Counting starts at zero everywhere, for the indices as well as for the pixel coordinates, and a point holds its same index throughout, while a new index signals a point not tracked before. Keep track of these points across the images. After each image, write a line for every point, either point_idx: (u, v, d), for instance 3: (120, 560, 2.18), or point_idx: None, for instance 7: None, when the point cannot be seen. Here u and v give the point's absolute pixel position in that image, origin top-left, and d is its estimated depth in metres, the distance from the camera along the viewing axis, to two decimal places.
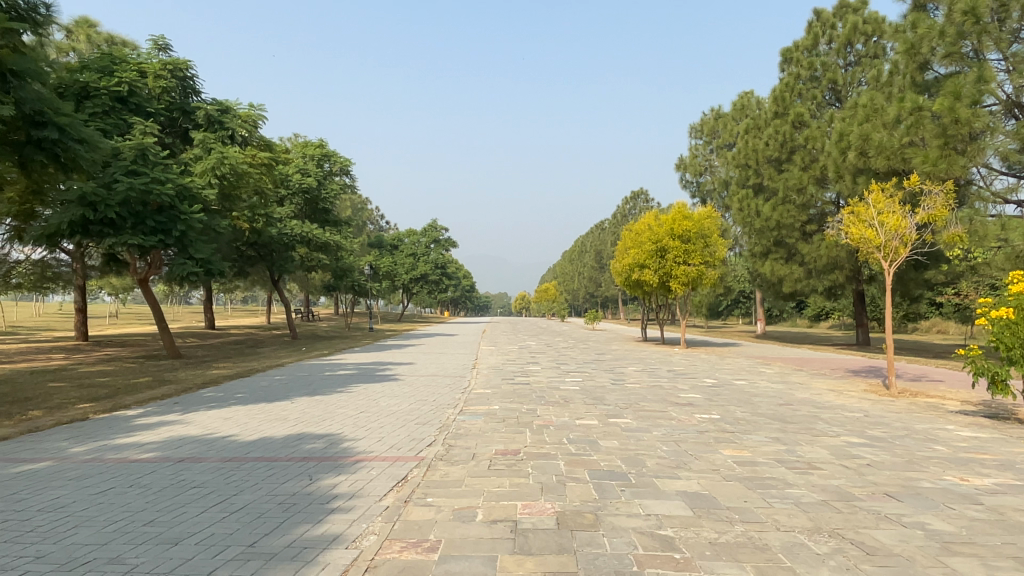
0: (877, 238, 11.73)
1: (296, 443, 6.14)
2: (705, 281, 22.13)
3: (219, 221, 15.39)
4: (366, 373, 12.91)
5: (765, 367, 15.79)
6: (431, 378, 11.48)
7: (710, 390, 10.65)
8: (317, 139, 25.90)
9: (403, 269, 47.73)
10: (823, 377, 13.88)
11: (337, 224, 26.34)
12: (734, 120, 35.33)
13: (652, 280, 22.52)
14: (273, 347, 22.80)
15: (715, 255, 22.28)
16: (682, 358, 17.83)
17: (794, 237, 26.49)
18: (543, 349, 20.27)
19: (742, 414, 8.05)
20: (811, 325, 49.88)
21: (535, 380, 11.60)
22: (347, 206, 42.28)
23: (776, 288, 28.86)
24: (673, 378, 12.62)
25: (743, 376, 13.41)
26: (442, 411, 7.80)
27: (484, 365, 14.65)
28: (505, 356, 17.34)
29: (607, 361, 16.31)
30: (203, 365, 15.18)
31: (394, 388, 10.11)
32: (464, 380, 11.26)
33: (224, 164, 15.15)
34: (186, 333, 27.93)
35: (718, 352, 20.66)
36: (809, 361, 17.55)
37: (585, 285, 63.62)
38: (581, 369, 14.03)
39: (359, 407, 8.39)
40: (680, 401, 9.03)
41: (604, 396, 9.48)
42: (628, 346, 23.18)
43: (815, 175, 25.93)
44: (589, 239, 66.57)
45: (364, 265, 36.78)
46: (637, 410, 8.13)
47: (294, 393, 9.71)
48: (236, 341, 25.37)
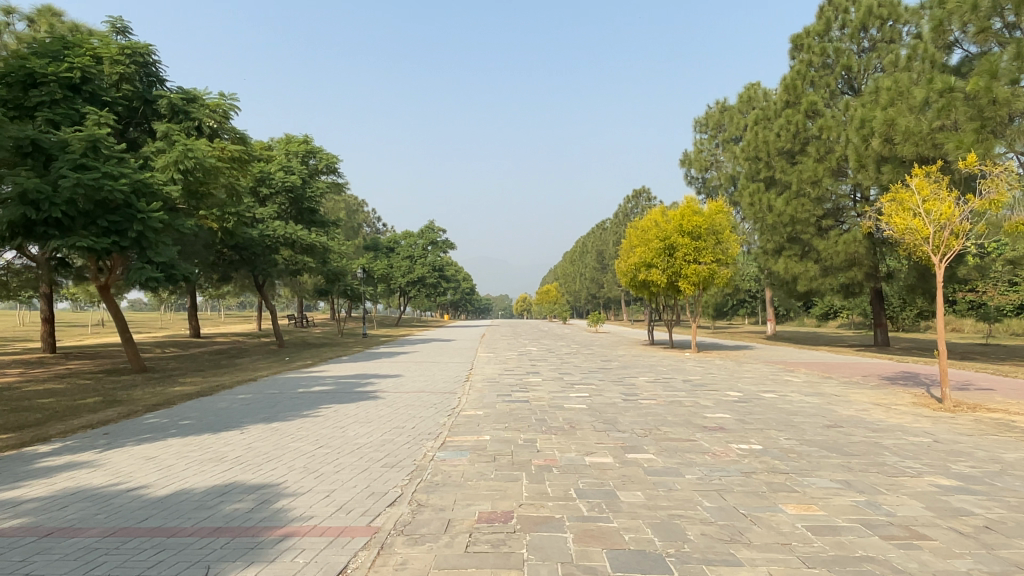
0: (926, 229, 10.23)
1: (217, 502, 4.66)
2: (717, 281, 20.67)
3: (184, 221, 13.99)
4: (345, 389, 11.43)
5: (790, 374, 14.28)
6: (415, 396, 10.01)
7: (739, 408, 9.15)
8: (301, 135, 24.52)
9: (399, 272, 46.18)
10: (859, 386, 12.36)
11: (325, 224, 24.88)
12: (740, 113, 33.87)
13: (660, 280, 21.04)
14: (256, 357, 21.27)
15: (728, 253, 20.82)
16: (697, 365, 16.29)
17: (809, 232, 25.06)
18: (545, 357, 18.74)
19: (790, 443, 6.55)
20: (821, 324, 48.34)
21: (535, 397, 10.09)
22: (340, 207, 40.85)
23: (790, 287, 27.42)
24: (693, 391, 11.10)
25: (770, 388, 11.87)
26: (419, 444, 6.31)
27: (478, 377, 13.13)
28: (503, 365, 15.86)
29: (615, 370, 14.80)
30: (167, 381, 13.69)
31: (370, 412, 8.65)
32: (453, 398, 9.78)
33: (188, 158, 13.66)
34: (167, 343, 26.41)
35: (734, 357, 19.12)
36: (836, 367, 16.00)
37: (588, 286, 62.24)
38: (587, 381, 12.51)
39: (320, 438, 6.88)
40: (709, 425, 7.52)
41: (617, 419, 7.97)
42: (636, 351, 21.62)
43: (830, 166, 24.53)
44: (591, 239, 65.22)
45: (357, 268, 35.31)
46: (660, 439, 6.63)
47: (250, 419, 8.21)
48: (219, 350, 23.87)
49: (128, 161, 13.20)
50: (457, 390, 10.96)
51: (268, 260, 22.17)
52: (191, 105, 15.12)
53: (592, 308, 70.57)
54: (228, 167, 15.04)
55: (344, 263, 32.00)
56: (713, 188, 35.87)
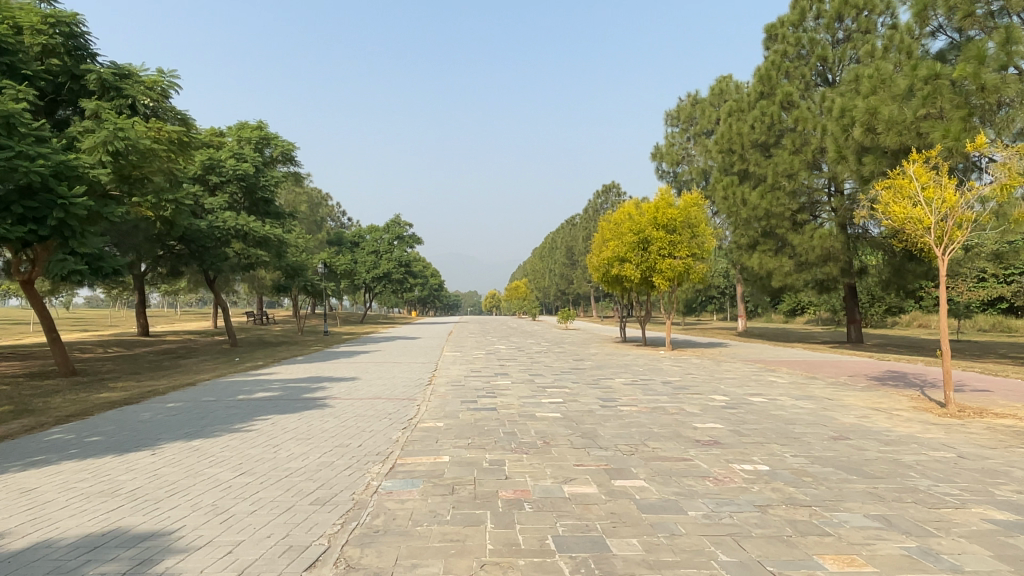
0: (928, 219, 9.46)
1: (81, 563, 3.50)
2: (692, 276, 19.85)
3: (114, 208, 12.63)
4: (291, 395, 10.26)
5: (774, 375, 13.44)
6: (368, 404, 8.93)
7: (730, 415, 8.23)
8: (254, 120, 23.11)
9: (363, 267, 44.71)
10: (848, 388, 11.56)
11: (280, 215, 23.50)
12: (712, 106, 33.21)
13: (634, 275, 20.13)
14: (205, 357, 19.88)
15: (704, 247, 20.01)
16: (675, 365, 15.41)
17: (784, 227, 24.46)
18: (513, 357, 17.72)
19: (800, 463, 5.60)
20: (789, 320, 48.17)
21: (503, 404, 9.05)
22: (300, 200, 39.21)
23: (764, 282, 26.87)
24: (676, 395, 10.16)
25: (757, 390, 10.99)
26: (362, 471, 5.23)
27: (441, 380, 12.03)
28: (468, 366, 14.81)
29: (589, 371, 13.82)
30: (95, 386, 12.30)
31: (314, 424, 7.52)
32: (411, 406, 8.73)
33: (119, 138, 12.29)
34: (112, 342, 24.76)
35: (711, 356, 18.30)
36: (819, 366, 15.24)
37: (557, 282, 61.37)
38: (559, 384, 11.53)
39: (244, 461, 5.72)
40: (702, 438, 6.55)
41: (597, 431, 6.95)
42: (609, 349, 20.69)
43: (806, 159, 23.92)
44: (560, 235, 64.30)
45: (317, 264, 33.85)
46: (649, 459, 5.64)
47: (169, 435, 7.01)
48: (166, 350, 22.37)
49: (49, 140, 11.79)
50: (417, 395, 9.88)
51: (216, 254, 20.83)
52: (124, 82, 13.72)
53: (561, 305, 69.71)
54: (167, 150, 13.70)
55: (303, 258, 30.58)
56: (684, 182, 35.15)
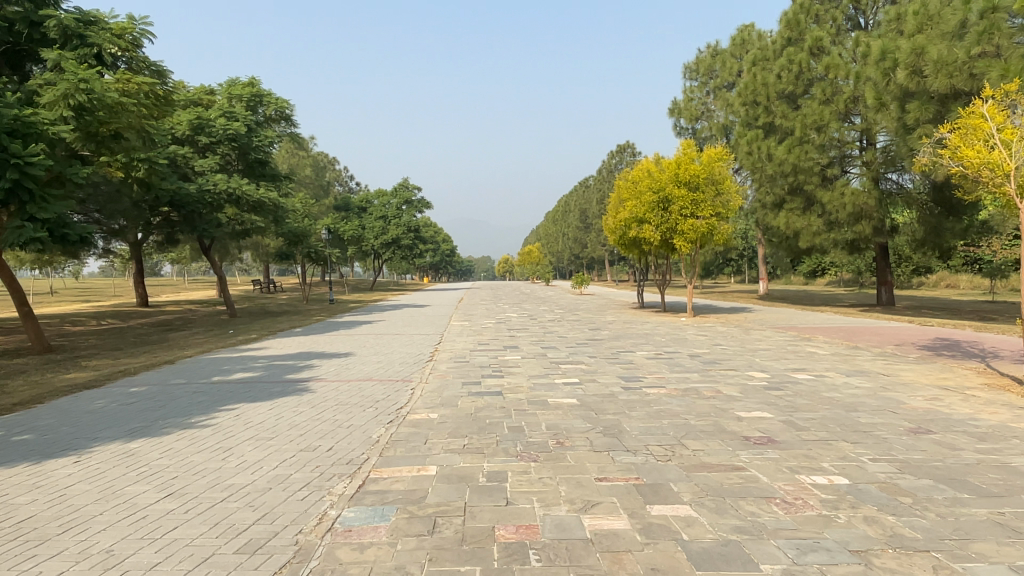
0: (1008, 163, 8.00)
1: None
2: (716, 237, 18.47)
3: (77, 169, 11.40)
4: (273, 376, 9.10)
5: (811, 345, 12.15)
6: (355, 388, 7.74)
7: (776, 398, 6.99)
8: (246, 77, 21.74)
9: (371, 233, 43.50)
10: (900, 360, 10.24)
11: (277, 177, 22.25)
12: (733, 57, 31.33)
13: (653, 237, 18.80)
14: (200, 329, 18.88)
15: (729, 205, 18.53)
16: (700, 334, 14.15)
17: (813, 183, 22.95)
18: (524, 326, 16.52)
19: (885, 474, 4.37)
20: (810, 282, 46.61)
21: (510, 386, 7.86)
22: (304, 164, 37.87)
23: (790, 243, 25.40)
24: (707, 372, 8.91)
25: (798, 364, 9.71)
26: (319, 493, 4.01)
27: (444, 355, 10.87)
28: (475, 338, 13.63)
29: (607, 342, 12.59)
30: (65, 365, 11.21)
31: (286, 415, 6.34)
32: (404, 390, 7.57)
33: (81, 91, 10.97)
34: (109, 313, 23.86)
35: (738, 323, 16.99)
36: (858, 334, 13.92)
37: (570, 246, 59.96)
38: (574, 358, 10.33)
39: (179, 476, 4.52)
40: (752, 435, 5.32)
41: (621, 424, 5.74)
42: (626, 316, 19.45)
43: (837, 110, 22.26)
44: (572, 199, 62.67)
45: (321, 230, 32.67)
46: (692, 469, 4.41)
47: (108, 433, 5.84)
48: (162, 321, 21.40)
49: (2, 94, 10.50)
50: (414, 376, 8.71)
51: (208, 219, 19.70)
52: (89, 28, 12.35)
53: (574, 269, 68.32)
54: (139, 105, 12.40)
55: (307, 223, 29.47)
56: (703, 139, 33.40)
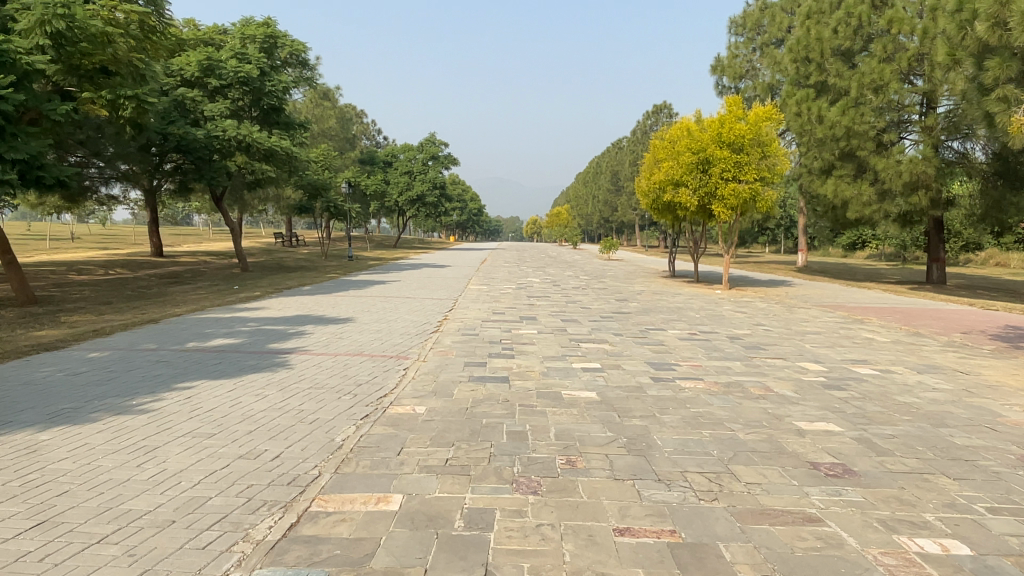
0: None
1: None
2: (759, 204, 16.97)
3: (55, 106, 10.37)
4: (256, 345, 8.05)
5: (865, 329, 10.76)
6: (338, 366, 6.65)
7: (840, 402, 5.73)
8: (262, 17, 20.42)
9: (395, 189, 42.33)
10: (974, 353, 8.84)
11: (291, 125, 21.12)
12: (784, 11, 29.12)
13: (689, 202, 17.42)
14: (206, 282, 17.99)
15: (775, 169, 16.95)
16: (738, 311, 12.80)
17: (867, 149, 21.19)
18: (545, 294, 15.30)
19: (1017, 540, 3.13)
20: (849, 255, 44.53)
21: (519, 370, 6.71)
22: (328, 114, 36.62)
23: (836, 213, 23.71)
24: (751, 361, 7.64)
25: (856, 354, 8.38)
26: (230, 538, 2.91)
27: (451, 326, 9.77)
28: (490, 306, 12.46)
29: (635, 317, 11.38)
30: (42, 319, 10.35)
31: (245, 400, 5.28)
32: (396, 372, 6.47)
33: (59, 18, 9.86)
34: (121, 262, 23.18)
35: (779, 299, 15.59)
36: (916, 317, 12.47)
37: (599, 209, 58.19)
38: (597, 336, 9.13)
39: (68, 492, 3.45)
40: (822, 462, 4.11)
41: (650, 434, 4.57)
42: (656, 286, 18.13)
43: (898, 68, 20.43)
44: (605, 160, 60.61)
45: (342, 183, 31.52)
46: (749, 520, 3.23)
47: (25, 416, 4.82)
48: (171, 273, 20.62)
49: None
50: (412, 352, 7.59)
51: (215, 167, 18.68)
52: None
53: (604, 233, 66.54)
54: (128, 37, 11.29)
55: (327, 175, 28.42)
56: (746, 98, 31.33)
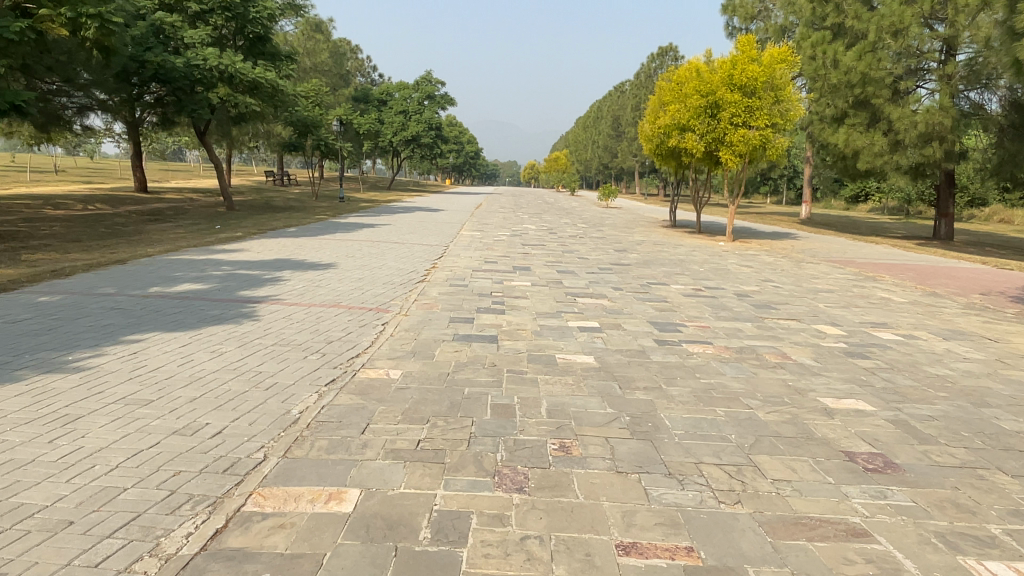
0: None
1: None
2: (769, 152, 16.14)
3: (7, 24, 9.46)
4: (225, 291, 7.40)
5: (879, 288, 10.12)
6: (310, 320, 6.01)
7: (866, 374, 5.12)
8: None
9: (389, 128, 41.02)
10: (998, 318, 8.23)
11: (277, 56, 20.00)
12: None
13: (695, 147, 16.61)
14: (187, 220, 17.22)
15: (788, 115, 16.06)
16: (743, 265, 12.14)
17: (882, 96, 20.29)
18: (540, 243, 14.58)
19: None
20: (852, 208, 43.67)
21: (510, 328, 6.09)
22: (321, 48, 35.12)
23: (845, 164, 22.86)
24: (763, 322, 7.02)
25: (874, 317, 7.75)
26: (133, 554, 2.30)
27: (439, 276, 9.11)
28: (482, 255, 11.78)
29: (636, 269, 10.73)
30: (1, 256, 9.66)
31: (197, 359, 4.65)
32: (374, 327, 5.84)
33: None
34: (102, 197, 22.32)
35: (784, 252, 14.91)
36: (930, 276, 11.82)
37: (600, 154, 56.84)
38: (596, 290, 8.50)
39: None
40: (858, 452, 3.51)
41: (657, 412, 3.96)
42: (656, 237, 17.42)
43: (920, 12, 19.36)
44: (606, 104, 58.96)
45: (334, 120, 30.34)
46: (782, 534, 2.63)
47: None
48: (152, 210, 19.80)
49: None
50: (394, 305, 6.94)
51: (197, 98, 17.61)
52: None
53: (603, 179, 65.25)
54: None
55: (317, 112, 27.30)
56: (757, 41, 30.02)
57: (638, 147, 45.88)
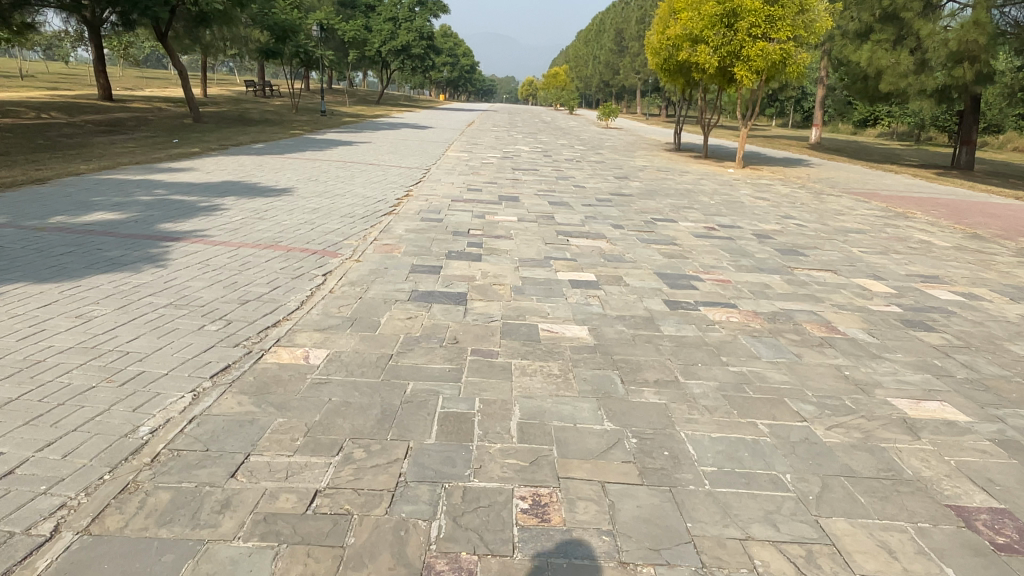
0: None
1: None
2: (788, 69, 14.55)
3: None
4: (143, 221, 6.09)
5: (914, 228, 8.87)
6: (230, 267, 4.74)
7: (939, 357, 3.94)
8: None
9: (377, 36, 38.37)
10: None
11: None
12: None
13: (708, 62, 14.97)
14: (145, 133, 15.63)
15: (813, 27, 14.39)
16: (758, 197, 10.82)
17: (913, 10, 18.57)
18: (532, 166, 13.17)
19: None
20: (860, 134, 41.71)
21: (483, 282, 4.85)
22: None
23: (865, 86, 21.14)
24: (794, 273, 5.82)
25: (919, 268, 6.55)
26: None
27: (410, 206, 7.81)
28: (465, 180, 10.41)
29: (638, 201, 9.43)
30: None
31: (49, 330, 3.43)
32: (310, 280, 4.59)
33: None
34: (59, 105, 20.51)
35: (800, 182, 13.56)
36: (966, 214, 10.56)
37: (600, 71, 54.02)
38: (592, 229, 7.23)
39: None
40: (979, 513, 2.36)
41: (676, 429, 2.77)
42: (661, 161, 15.96)
43: None
44: (609, 16, 55.67)
45: (314, 26, 28.01)
46: None
47: None
48: (111, 120, 18.12)
49: None
50: (347, 246, 5.67)
51: None
52: None
53: (602, 97, 62.52)
54: None
55: (297, 16, 25.11)
56: None
57: (642, 63, 43.44)
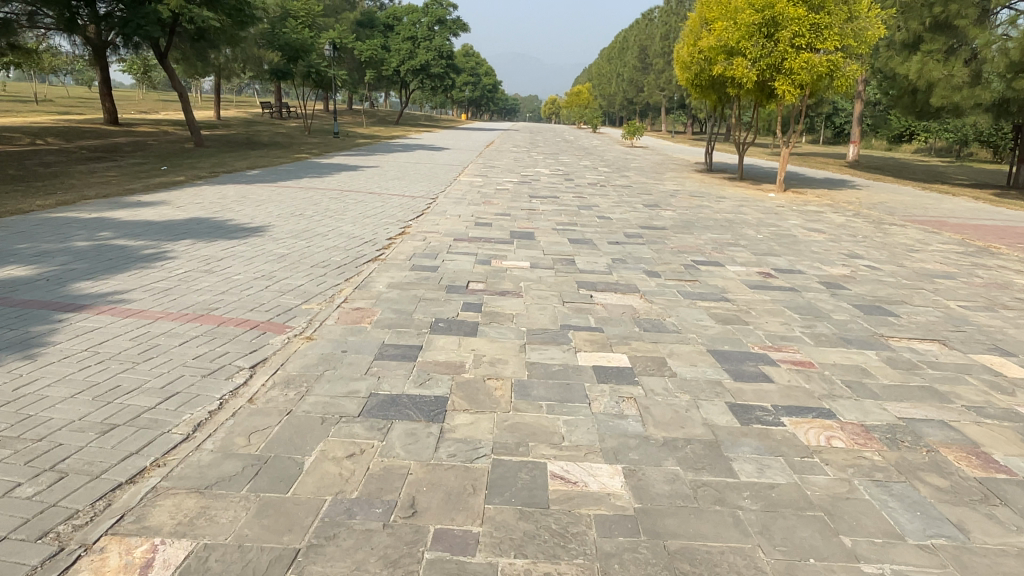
0: None
1: None
2: (835, 83, 13.05)
3: None
4: (56, 279, 4.85)
5: (1009, 269, 7.38)
6: (121, 358, 3.42)
7: None
8: None
9: (395, 56, 37.43)
10: None
11: None
12: None
13: (745, 75, 13.57)
14: (137, 159, 14.59)
15: (864, 36, 12.80)
16: (811, 228, 9.37)
17: (967, 17, 17.03)
18: (552, 192, 11.86)
19: None
20: (897, 150, 39.85)
21: (474, 375, 3.49)
22: None
23: (912, 98, 19.55)
24: (890, 345, 4.39)
25: None
26: None
27: (401, 249, 6.51)
28: (474, 211, 9.14)
29: (673, 237, 8.05)
30: None
31: None
32: (227, 379, 3.25)
33: None
34: (59, 130, 19.64)
35: (852, 208, 12.08)
36: None
37: (624, 88, 52.69)
38: (620, 277, 5.87)
39: None
40: None
41: None
42: (693, 185, 14.56)
43: None
44: (633, 33, 54.44)
45: (326, 45, 27.09)
46: None
47: None
48: (108, 145, 17.16)
49: None
50: (301, 315, 4.34)
51: (144, 13, 14.87)
52: None
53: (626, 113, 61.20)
54: None
55: (308, 35, 24.16)
56: None
57: (667, 80, 41.99)
